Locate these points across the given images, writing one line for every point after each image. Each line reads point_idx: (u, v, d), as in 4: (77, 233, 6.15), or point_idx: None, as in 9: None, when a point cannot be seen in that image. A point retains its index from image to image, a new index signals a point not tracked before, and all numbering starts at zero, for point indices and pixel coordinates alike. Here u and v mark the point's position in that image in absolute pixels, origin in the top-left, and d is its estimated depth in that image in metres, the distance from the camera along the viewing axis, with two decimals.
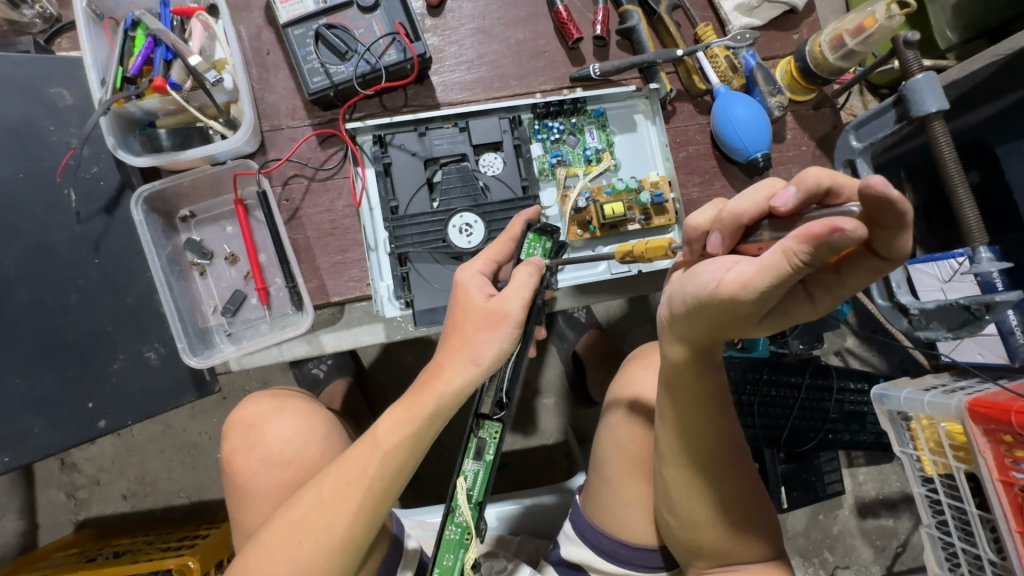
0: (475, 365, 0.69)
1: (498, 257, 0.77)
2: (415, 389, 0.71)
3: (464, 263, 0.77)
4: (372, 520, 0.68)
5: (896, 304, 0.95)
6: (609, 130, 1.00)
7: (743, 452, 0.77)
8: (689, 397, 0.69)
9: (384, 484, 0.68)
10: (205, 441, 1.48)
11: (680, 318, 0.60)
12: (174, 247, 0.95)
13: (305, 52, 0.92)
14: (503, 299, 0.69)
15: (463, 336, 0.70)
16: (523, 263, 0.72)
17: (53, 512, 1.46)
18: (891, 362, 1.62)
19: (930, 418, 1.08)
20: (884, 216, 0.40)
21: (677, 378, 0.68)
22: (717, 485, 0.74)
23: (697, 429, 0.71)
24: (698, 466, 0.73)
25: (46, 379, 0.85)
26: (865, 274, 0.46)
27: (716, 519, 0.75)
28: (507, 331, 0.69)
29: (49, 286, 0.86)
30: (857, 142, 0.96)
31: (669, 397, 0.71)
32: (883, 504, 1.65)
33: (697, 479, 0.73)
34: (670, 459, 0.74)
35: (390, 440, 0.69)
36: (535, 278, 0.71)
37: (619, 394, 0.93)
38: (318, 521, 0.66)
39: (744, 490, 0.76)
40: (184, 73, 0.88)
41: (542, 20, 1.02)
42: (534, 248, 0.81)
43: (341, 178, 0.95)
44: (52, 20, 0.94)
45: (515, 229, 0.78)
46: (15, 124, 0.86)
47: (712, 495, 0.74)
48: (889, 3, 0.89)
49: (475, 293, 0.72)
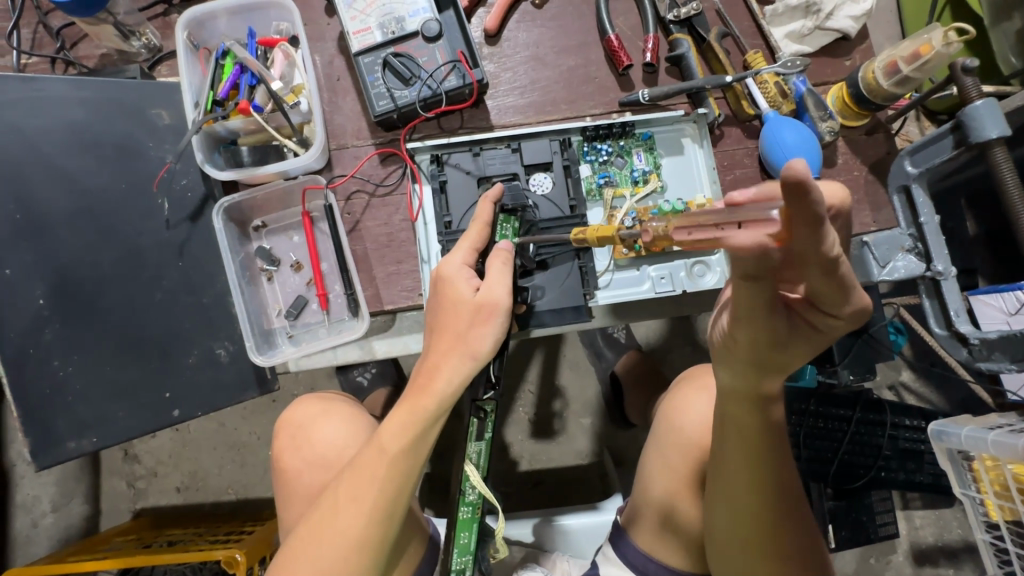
0: (473, 360, 0.73)
1: (477, 246, 0.81)
2: (413, 392, 0.73)
3: (447, 256, 0.80)
4: (388, 521, 0.71)
5: (955, 333, 0.90)
6: (656, 154, 1.02)
7: (806, 504, 0.70)
8: (747, 449, 0.64)
9: (393, 488, 0.71)
10: (254, 441, 1.56)
11: (722, 368, 0.60)
12: (246, 254, 1.04)
13: (373, 78, 0.99)
14: (489, 291, 0.75)
15: (456, 335, 0.74)
16: (492, 251, 0.80)
17: (113, 500, 1.55)
18: (952, 399, 1.54)
19: (994, 459, 1.02)
20: (807, 204, 0.38)
21: (730, 426, 0.64)
22: (774, 540, 0.68)
23: (752, 483, 0.66)
24: (753, 520, 0.68)
25: (130, 369, 0.94)
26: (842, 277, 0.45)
27: (769, 569, 0.70)
28: (498, 321, 0.75)
29: (139, 286, 0.95)
30: (912, 168, 0.93)
31: (722, 447, 0.66)
32: (943, 552, 1.55)
33: (751, 530, 0.69)
34: (721, 509, 0.70)
35: (395, 444, 0.71)
36: (509, 267, 0.78)
37: (678, 426, 0.89)
38: (336, 522, 0.70)
39: (803, 551, 0.69)
40: (266, 97, 0.98)
41: (593, 49, 1.07)
42: (505, 228, 0.89)
43: (399, 195, 1.01)
44: (155, 50, 1.05)
45: (486, 214, 0.83)
46: (120, 141, 0.97)
47: (765, 548, 0.69)
48: (946, 31, 0.88)
49: (461, 287, 0.76)
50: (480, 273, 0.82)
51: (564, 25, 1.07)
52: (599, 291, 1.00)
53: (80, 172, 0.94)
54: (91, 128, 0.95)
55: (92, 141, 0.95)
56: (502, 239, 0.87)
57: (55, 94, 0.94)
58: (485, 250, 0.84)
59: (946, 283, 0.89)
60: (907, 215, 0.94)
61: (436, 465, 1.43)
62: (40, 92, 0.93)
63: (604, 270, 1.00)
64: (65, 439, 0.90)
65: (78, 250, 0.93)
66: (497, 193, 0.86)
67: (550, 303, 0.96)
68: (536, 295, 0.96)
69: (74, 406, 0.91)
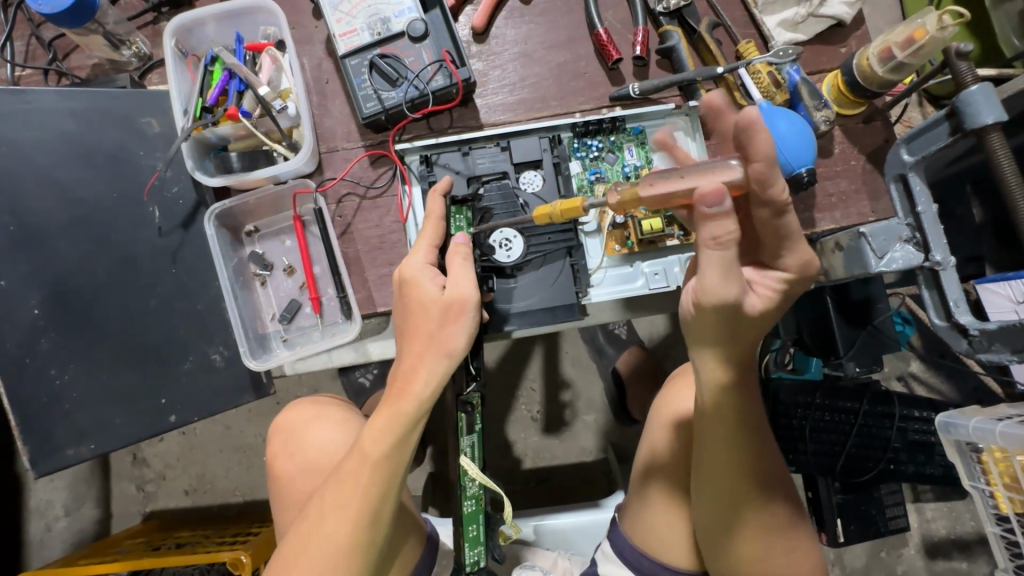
0: (448, 358, 0.73)
1: (436, 242, 0.81)
2: (391, 397, 0.73)
3: (408, 257, 0.80)
4: (375, 524, 0.71)
5: (955, 324, 0.88)
6: (648, 148, 1.01)
7: (777, 464, 0.77)
8: (734, 414, 0.70)
9: (377, 492, 0.71)
10: (260, 443, 1.58)
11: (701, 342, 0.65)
12: (239, 259, 1.05)
13: (360, 80, 0.99)
14: (456, 288, 0.75)
15: (427, 336, 0.74)
16: (451, 246, 0.79)
17: (124, 504, 1.58)
18: (963, 390, 1.51)
19: (1004, 450, 0.99)
20: (754, 136, 0.56)
21: (719, 392, 0.68)
22: (753, 498, 0.74)
23: (733, 443, 0.71)
24: (739, 479, 0.73)
25: (127, 376, 0.95)
26: (783, 225, 0.61)
27: (754, 529, 0.75)
28: (469, 317, 0.74)
29: (134, 293, 0.96)
30: (909, 155, 0.89)
31: (710, 436, 0.71)
32: (955, 545, 1.52)
33: (737, 491, 0.73)
34: (710, 481, 0.74)
35: (376, 449, 0.71)
36: (470, 261, 0.78)
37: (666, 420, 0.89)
38: (322, 530, 0.71)
39: (776, 506, 0.75)
40: (254, 102, 0.97)
41: (583, 43, 1.05)
42: (459, 219, 0.87)
43: (389, 197, 1.01)
44: (146, 58, 1.05)
45: (438, 209, 0.82)
46: (111, 151, 0.97)
47: (748, 507, 0.74)
48: (941, 14, 0.87)
49: (427, 285, 0.75)
50: (444, 270, 0.82)
51: (553, 20, 1.06)
52: (593, 289, 0.99)
53: (73, 182, 0.95)
54: (82, 139, 0.96)
55: (84, 151, 0.96)
56: (458, 231, 0.86)
57: (45, 106, 0.95)
58: (444, 245, 0.83)
59: (944, 273, 0.87)
60: (904, 204, 0.90)
61: (439, 465, 1.44)
62: (31, 104, 0.94)
63: (597, 267, 0.99)
64: (64, 447, 0.92)
65: (74, 259, 0.94)
66: (446, 185, 0.85)
67: (541, 303, 0.96)
68: (525, 295, 0.96)
69: (72, 414, 0.92)
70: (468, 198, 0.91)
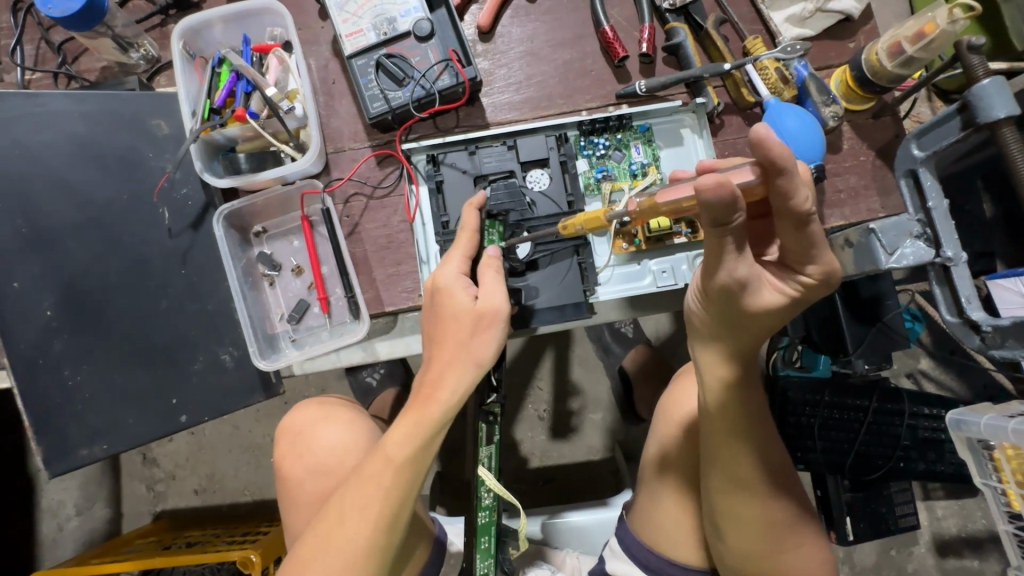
0: (477, 367, 0.73)
1: (470, 253, 0.80)
2: (418, 401, 0.73)
3: (441, 267, 0.79)
4: (393, 527, 0.72)
5: (967, 320, 0.87)
6: (655, 145, 1.01)
7: (783, 458, 0.77)
8: (737, 404, 0.70)
9: (398, 495, 0.71)
10: (268, 443, 1.59)
11: (705, 330, 0.67)
12: (247, 260, 1.05)
13: (366, 80, 0.99)
14: (489, 298, 0.75)
15: (458, 344, 0.73)
16: (484, 259, 0.79)
17: (135, 503, 1.59)
18: (974, 387, 1.50)
19: (1017, 448, 0.98)
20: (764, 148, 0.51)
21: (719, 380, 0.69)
22: (760, 491, 0.74)
23: (736, 433, 0.71)
24: (743, 471, 0.73)
25: (139, 376, 0.96)
26: (806, 232, 0.57)
27: (760, 523, 0.75)
28: (499, 326, 0.74)
29: (144, 294, 0.97)
30: (919, 151, 0.89)
31: (709, 431, 0.72)
32: (966, 543, 1.51)
33: (743, 483, 0.73)
34: (714, 471, 0.74)
35: (401, 452, 0.71)
36: (502, 274, 0.78)
37: (670, 421, 0.89)
38: (343, 530, 0.71)
39: (783, 500, 0.75)
40: (261, 103, 0.98)
41: (589, 41, 1.05)
42: (490, 234, 0.87)
43: (396, 196, 1.01)
44: (154, 61, 1.06)
45: (473, 221, 0.81)
46: (120, 153, 0.98)
47: (754, 500, 0.74)
48: (952, 8, 0.83)
49: (460, 295, 0.75)
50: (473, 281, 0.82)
51: (558, 18, 1.06)
52: (601, 287, 0.99)
53: (84, 185, 0.96)
54: (92, 141, 0.97)
55: (94, 153, 0.97)
56: (490, 245, 0.85)
57: (56, 109, 0.96)
58: (476, 256, 0.83)
59: (956, 269, 0.86)
60: (914, 199, 0.90)
61: (447, 463, 1.44)
62: (42, 107, 0.95)
63: (604, 265, 0.99)
64: (77, 446, 0.93)
65: (85, 261, 0.95)
66: (482, 199, 0.85)
67: (548, 301, 0.96)
68: (532, 294, 0.96)
69: (84, 414, 0.93)
70: (502, 213, 0.92)
